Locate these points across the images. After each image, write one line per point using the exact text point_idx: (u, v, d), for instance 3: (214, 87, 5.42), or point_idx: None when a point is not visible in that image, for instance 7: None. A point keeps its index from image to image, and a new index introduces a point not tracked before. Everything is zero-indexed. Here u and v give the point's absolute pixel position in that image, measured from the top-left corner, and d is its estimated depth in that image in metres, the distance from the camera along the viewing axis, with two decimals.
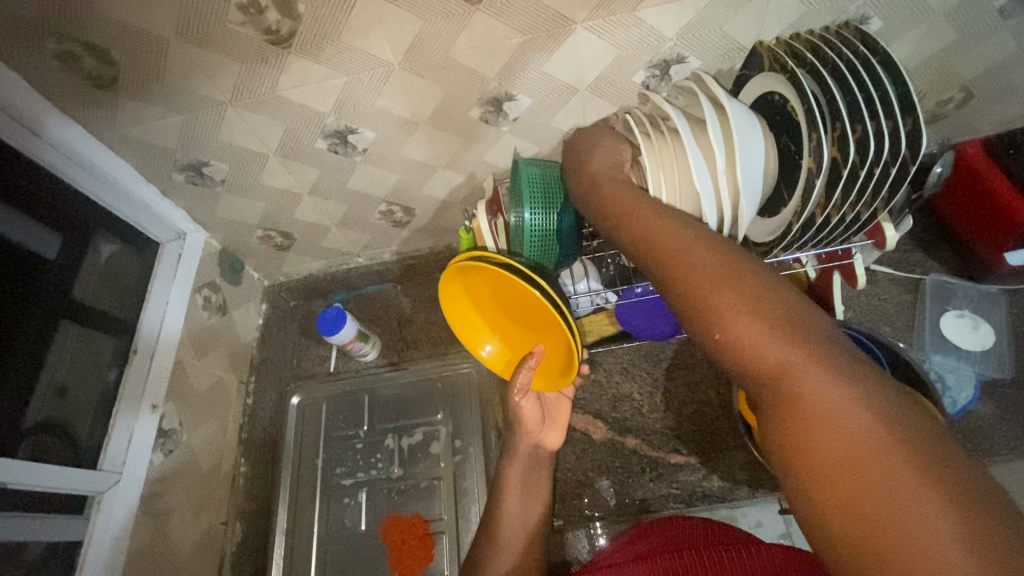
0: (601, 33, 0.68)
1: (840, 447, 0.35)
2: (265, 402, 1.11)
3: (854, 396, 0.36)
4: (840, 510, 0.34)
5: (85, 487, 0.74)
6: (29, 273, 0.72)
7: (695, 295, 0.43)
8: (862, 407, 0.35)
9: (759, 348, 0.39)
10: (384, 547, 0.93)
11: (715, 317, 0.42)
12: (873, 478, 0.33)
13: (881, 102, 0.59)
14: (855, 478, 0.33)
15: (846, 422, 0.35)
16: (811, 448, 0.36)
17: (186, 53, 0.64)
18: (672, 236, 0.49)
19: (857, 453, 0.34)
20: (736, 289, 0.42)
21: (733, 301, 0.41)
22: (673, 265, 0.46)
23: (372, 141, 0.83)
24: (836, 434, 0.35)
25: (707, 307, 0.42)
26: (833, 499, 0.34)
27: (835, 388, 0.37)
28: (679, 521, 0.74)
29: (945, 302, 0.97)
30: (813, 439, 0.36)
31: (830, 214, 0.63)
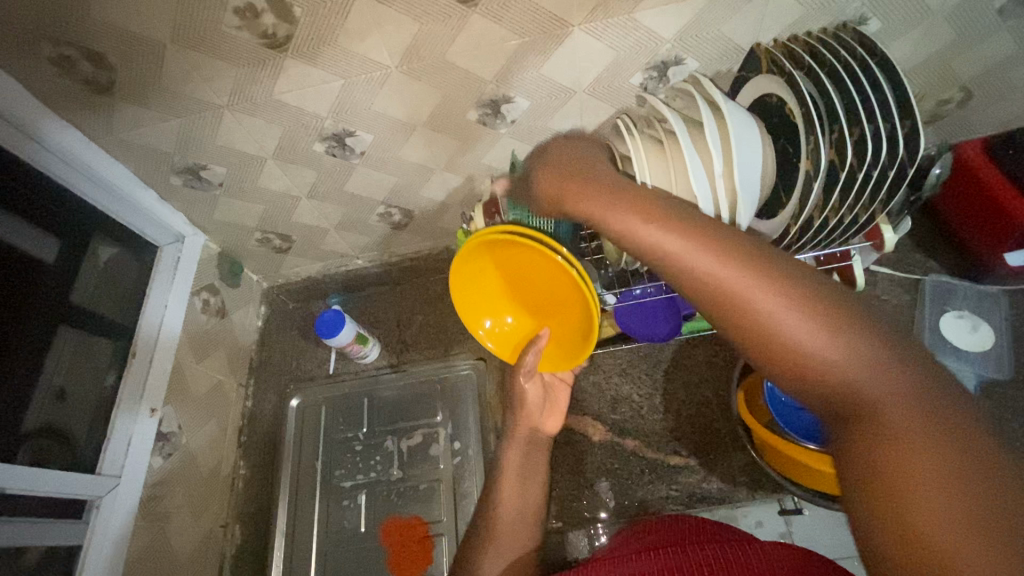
0: (598, 35, 0.68)
1: (925, 479, 0.33)
2: (264, 404, 1.11)
3: (931, 419, 0.35)
4: (917, 546, 0.32)
5: (84, 491, 0.74)
6: (26, 277, 0.73)
7: (745, 306, 0.40)
8: (941, 431, 0.34)
9: (827, 368, 0.38)
10: (384, 549, 0.93)
11: (773, 334, 0.39)
12: (958, 512, 0.31)
13: (878, 105, 0.59)
14: (939, 512, 0.32)
15: (928, 450, 0.33)
16: (889, 475, 0.34)
17: (183, 57, 0.64)
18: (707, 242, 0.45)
19: (942, 486, 0.32)
20: (797, 302, 0.39)
21: (795, 315, 0.39)
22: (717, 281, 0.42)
23: (370, 144, 0.83)
24: (914, 464, 0.33)
25: (762, 322, 0.40)
26: (914, 535, 0.32)
27: (912, 412, 0.35)
28: (680, 517, 0.75)
29: (945, 303, 0.96)
30: (891, 467, 0.34)
31: (828, 216, 0.63)
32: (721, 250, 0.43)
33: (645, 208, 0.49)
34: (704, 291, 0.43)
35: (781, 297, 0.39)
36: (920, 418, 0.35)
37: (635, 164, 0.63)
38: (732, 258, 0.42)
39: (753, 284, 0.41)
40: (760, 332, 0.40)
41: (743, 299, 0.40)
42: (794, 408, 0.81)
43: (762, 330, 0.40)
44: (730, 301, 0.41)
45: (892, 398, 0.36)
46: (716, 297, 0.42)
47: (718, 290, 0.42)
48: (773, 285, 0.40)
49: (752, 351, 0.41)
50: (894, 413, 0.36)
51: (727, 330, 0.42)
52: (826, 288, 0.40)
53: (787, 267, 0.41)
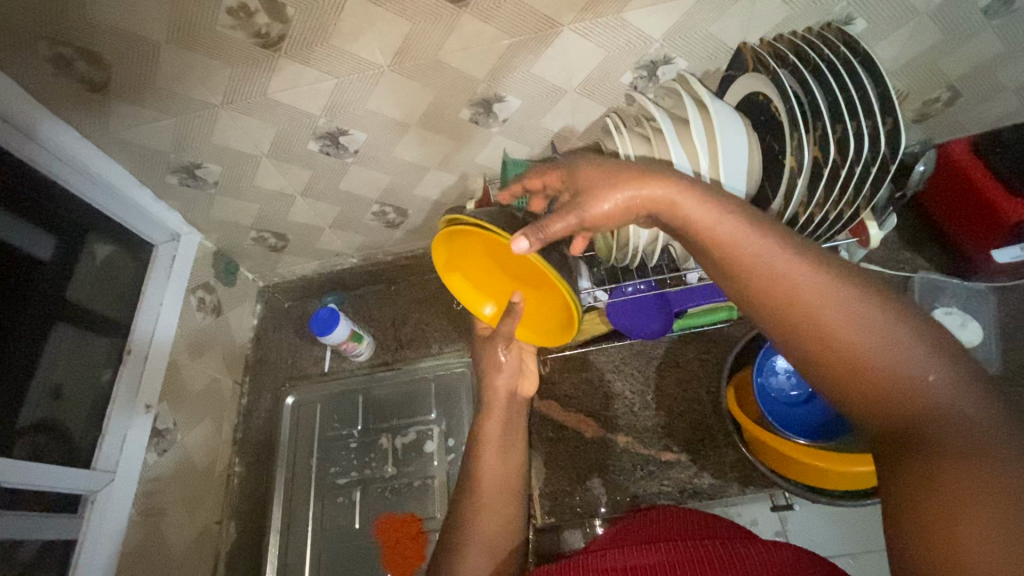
0: (587, 35, 0.69)
1: (968, 490, 0.34)
2: (260, 403, 1.11)
3: (989, 436, 0.35)
4: (953, 548, 0.34)
5: (80, 486, 0.75)
6: (22, 274, 0.73)
7: (803, 310, 0.42)
8: (996, 447, 0.35)
9: (883, 378, 0.39)
10: (378, 545, 0.93)
11: (831, 343, 0.41)
12: (998, 525, 0.32)
13: (861, 103, 0.60)
14: (977, 521, 0.33)
15: (981, 465, 0.34)
16: (932, 482, 0.36)
17: (177, 56, 0.65)
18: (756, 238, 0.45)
19: (985, 497, 0.33)
20: (859, 314, 0.40)
21: (857, 326, 0.40)
22: (771, 287, 0.44)
23: (363, 142, 0.84)
24: (960, 475, 0.35)
25: (819, 331, 0.41)
26: (948, 540, 0.34)
27: (968, 425, 0.36)
28: (676, 510, 0.76)
29: (933, 301, 0.95)
30: (935, 476, 0.36)
31: (814, 212, 0.64)
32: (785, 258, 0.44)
33: (703, 205, 0.47)
34: (763, 297, 0.44)
35: (845, 309, 0.41)
36: (975, 433, 0.36)
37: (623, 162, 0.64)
38: (797, 266, 0.43)
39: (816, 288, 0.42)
40: (818, 341, 0.41)
41: (803, 307, 0.42)
42: (791, 406, 0.85)
43: (821, 340, 0.41)
44: (790, 310, 0.43)
45: (948, 412, 0.37)
46: (774, 305, 0.44)
47: (778, 297, 0.43)
48: (837, 296, 0.41)
49: (808, 358, 0.43)
50: (945, 426, 0.37)
51: (785, 337, 0.44)
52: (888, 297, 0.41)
53: (855, 278, 0.42)
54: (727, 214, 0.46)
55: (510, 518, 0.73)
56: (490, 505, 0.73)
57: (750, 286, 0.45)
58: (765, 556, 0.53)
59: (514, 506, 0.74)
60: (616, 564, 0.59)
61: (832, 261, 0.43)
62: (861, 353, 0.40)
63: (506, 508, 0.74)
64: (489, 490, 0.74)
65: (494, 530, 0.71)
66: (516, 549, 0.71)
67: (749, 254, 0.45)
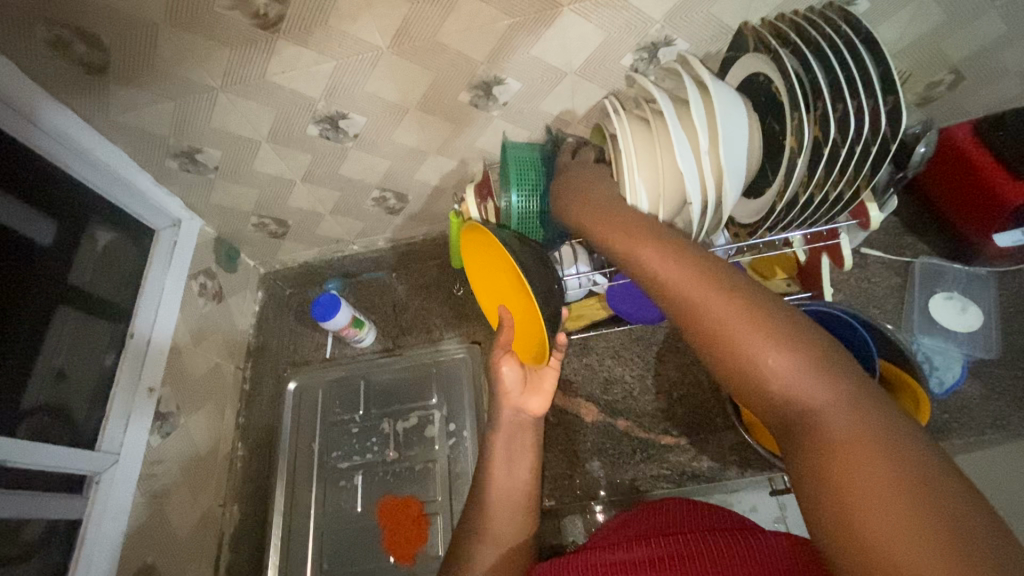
0: (588, 16, 0.68)
1: (872, 486, 0.34)
2: (262, 387, 1.12)
3: (879, 430, 0.36)
4: (854, 528, 0.34)
5: (84, 466, 0.76)
6: (25, 258, 0.73)
7: (702, 313, 0.44)
8: (889, 441, 0.35)
9: (788, 388, 0.40)
10: (380, 528, 0.94)
11: (739, 354, 0.42)
12: (896, 511, 0.33)
13: (862, 81, 0.59)
14: (880, 514, 0.33)
15: (860, 449, 0.35)
16: (830, 468, 0.36)
17: (176, 38, 0.64)
18: (666, 258, 0.50)
19: (886, 491, 0.33)
20: (761, 324, 0.42)
21: (764, 337, 0.41)
22: (680, 295, 0.47)
23: (363, 126, 0.83)
24: (855, 470, 0.35)
25: (732, 347, 0.42)
26: (857, 541, 0.34)
27: (857, 420, 0.37)
28: (677, 502, 0.75)
29: (934, 285, 0.97)
30: (835, 474, 0.36)
31: (815, 192, 0.65)
32: (702, 282, 0.46)
33: (646, 244, 0.53)
34: (688, 320, 0.46)
35: (750, 320, 0.42)
36: (867, 429, 0.36)
37: (623, 143, 0.64)
38: (707, 284, 0.46)
39: (714, 295, 0.44)
40: (732, 357, 0.42)
41: (716, 324, 0.43)
42: None
43: (726, 345, 0.42)
44: (706, 327, 0.44)
45: (841, 409, 0.38)
46: (684, 314, 0.46)
47: (697, 317, 0.45)
48: (742, 311, 0.43)
49: (724, 372, 0.43)
50: (840, 423, 0.37)
51: (702, 350, 0.45)
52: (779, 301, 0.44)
53: (757, 294, 0.44)
54: (664, 249, 0.51)
55: (515, 501, 0.73)
56: (497, 491, 0.73)
57: (680, 309, 0.46)
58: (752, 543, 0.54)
59: (521, 491, 0.74)
60: (626, 560, 0.57)
61: (740, 281, 0.45)
62: (771, 364, 0.41)
63: (510, 494, 0.73)
64: (498, 477, 0.74)
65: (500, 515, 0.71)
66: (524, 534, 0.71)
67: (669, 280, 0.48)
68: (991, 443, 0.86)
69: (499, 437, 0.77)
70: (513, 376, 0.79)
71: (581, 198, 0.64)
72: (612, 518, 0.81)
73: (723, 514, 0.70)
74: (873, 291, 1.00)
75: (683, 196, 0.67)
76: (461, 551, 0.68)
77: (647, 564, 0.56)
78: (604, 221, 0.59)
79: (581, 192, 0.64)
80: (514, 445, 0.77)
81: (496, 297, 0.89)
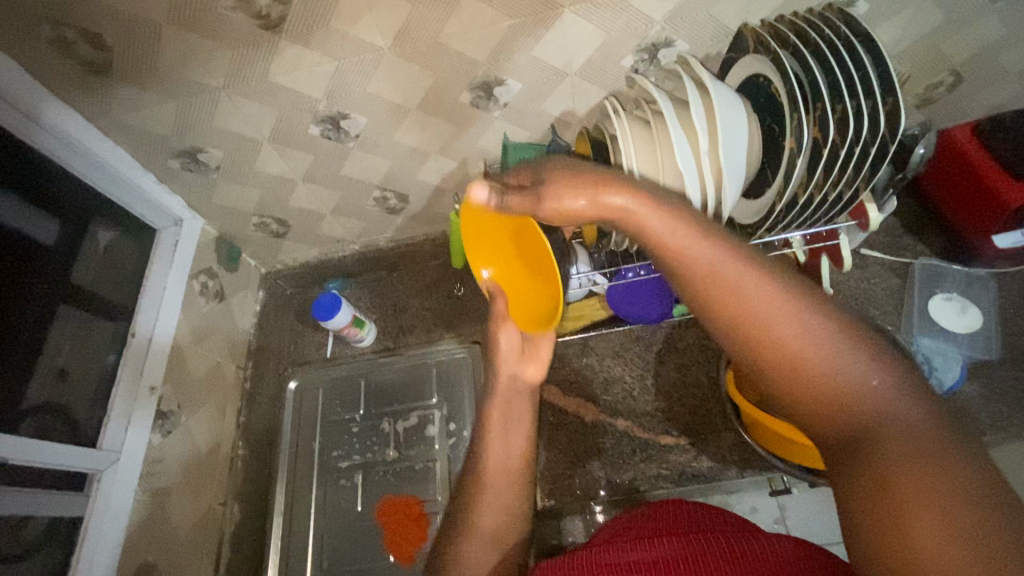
0: (589, 17, 0.69)
1: (928, 500, 0.33)
2: (263, 386, 1.13)
3: (934, 443, 0.35)
4: (904, 538, 0.33)
5: (87, 464, 0.76)
6: (27, 257, 0.74)
7: (745, 312, 0.43)
8: (945, 453, 0.35)
9: (841, 392, 0.39)
10: (380, 527, 0.94)
11: (787, 357, 0.41)
12: (951, 526, 0.32)
13: (862, 82, 0.59)
14: (935, 527, 0.32)
15: (914, 461, 0.35)
16: (881, 477, 0.36)
17: (178, 38, 0.65)
18: (701, 243, 0.46)
19: (943, 505, 0.33)
20: (813, 328, 0.41)
21: (816, 340, 0.40)
22: (717, 288, 0.44)
23: (364, 127, 0.84)
24: (909, 482, 0.34)
25: (785, 348, 0.41)
26: (908, 551, 0.33)
27: (911, 432, 0.36)
28: (678, 503, 0.75)
29: (933, 286, 0.97)
30: (887, 484, 0.35)
31: (814, 193, 0.65)
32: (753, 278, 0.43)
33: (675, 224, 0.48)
34: (734, 317, 0.43)
35: (800, 324, 0.41)
36: (921, 441, 0.36)
37: (623, 145, 0.64)
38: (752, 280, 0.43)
39: (761, 292, 0.42)
40: (782, 357, 0.41)
41: (767, 324, 0.42)
42: None
43: (773, 349, 0.41)
44: (750, 328, 0.42)
45: (894, 420, 0.37)
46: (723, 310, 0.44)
47: (740, 316, 0.43)
48: (792, 313, 0.41)
49: (769, 376, 0.42)
50: (891, 433, 0.37)
51: (743, 352, 0.43)
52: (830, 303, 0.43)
53: (808, 296, 0.42)
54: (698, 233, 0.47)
55: (510, 472, 0.69)
56: (489, 469, 0.69)
57: (724, 304, 0.44)
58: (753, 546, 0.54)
59: (519, 461, 0.70)
60: (626, 560, 0.58)
61: (792, 279, 0.44)
62: (823, 367, 0.40)
63: (507, 464, 0.70)
64: (492, 453, 0.70)
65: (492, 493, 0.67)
66: (517, 513, 0.68)
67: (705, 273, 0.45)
68: (990, 444, 0.86)
69: (495, 408, 0.74)
70: (511, 345, 0.78)
71: (577, 179, 0.54)
72: (612, 519, 0.81)
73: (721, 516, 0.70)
74: (873, 292, 1.00)
75: None
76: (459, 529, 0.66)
77: (646, 566, 0.56)
78: (617, 203, 0.51)
79: (577, 173, 0.55)
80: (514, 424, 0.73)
81: (496, 257, 0.84)
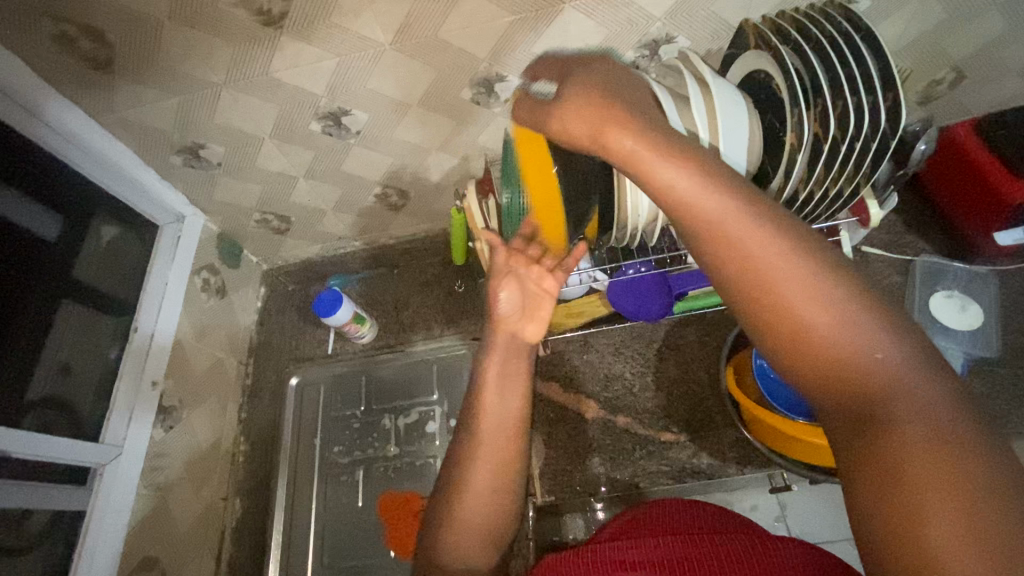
0: (590, 13, 0.69)
1: (949, 499, 0.28)
2: (264, 382, 1.13)
3: (962, 435, 0.29)
4: (918, 540, 0.28)
5: (89, 459, 0.77)
6: (30, 253, 0.74)
7: (749, 267, 0.35)
8: (975, 442, 0.29)
9: (854, 365, 0.32)
10: (381, 523, 0.95)
11: (795, 322, 0.34)
12: (974, 531, 0.27)
13: (862, 78, 0.59)
14: (957, 532, 0.27)
15: (937, 452, 0.29)
16: (898, 469, 0.29)
17: (180, 34, 0.65)
18: (703, 183, 0.38)
19: (969, 506, 0.27)
20: (829, 291, 0.34)
21: (828, 301, 0.33)
22: (718, 235, 0.37)
23: (365, 123, 0.84)
24: (931, 478, 0.28)
25: (792, 312, 0.34)
26: (922, 554, 0.28)
27: (938, 419, 0.30)
28: (676, 504, 0.75)
29: (934, 284, 0.97)
30: (904, 476, 0.29)
31: (814, 189, 0.64)
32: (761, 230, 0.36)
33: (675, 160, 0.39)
34: (735, 273, 0.36)
35: (815, 285, 0.34)
36: (949, 430, 0.29)
37: None
38: (759, 232, 0.36)
39: (769, 244, 0.35)
40: (785, 323, 0.34)
41: (772, 283, 0.35)
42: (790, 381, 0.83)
43: (778, 310, 0.34)
44: (753, 285, 0.35)
45: (917, 403, 0.31)
46: (724, 261, 0.37)
47: (743, 271, 0.36)
48: (803, 273, 0.34)
49: (772, 342, 0.35)
50: (916, 419, 0.30)
51: (744, 310, 0.36)
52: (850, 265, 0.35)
53: (824, 253, 0.35)
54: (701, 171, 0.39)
55: (507, 433, 0.61)
56: (483, 437, 0.60)
57: (726, 259, 0.37)
58: (747, 545, 0.55)
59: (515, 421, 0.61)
60: (626, 558, 0.58)
61: (806, 231, 0.36)
62: (835, 336, 0.33)
63: (502, 424, 0.61)
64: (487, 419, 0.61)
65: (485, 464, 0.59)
66: (513, 486, 0.59)
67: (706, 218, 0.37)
68: None
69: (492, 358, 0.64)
70: (511, 301, 0.66)
71: (593, 105, 0.44)
72: (612, 520, 0.81)
73: (720, 517, 0.70)
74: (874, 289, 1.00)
75: None
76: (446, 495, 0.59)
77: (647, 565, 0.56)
78: (624, 135, 0.41)
79: (596, 94, 0.45)
80: (511, 385, 0.63)
81: None
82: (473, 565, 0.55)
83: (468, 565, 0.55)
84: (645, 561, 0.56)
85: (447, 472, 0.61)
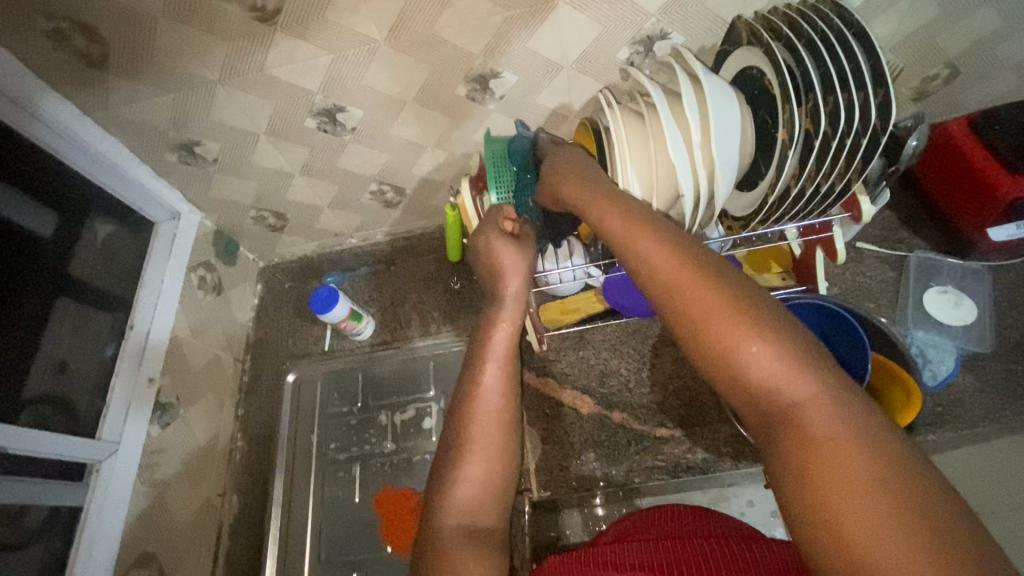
0: (583, 9, 0.69)
1: (853, 486, 0.34)
2: (261, 380, 1.13)
3: (860, 431, 0.36)
4: (832, 522, 0.34)
5: (86, 455, 0.77)
6: (26, 250, 0.74)
7: (685, 300, 0.44)
8: (879, 447, 0.35)
9: (769, 382, 0.39)
10: (378, 518, 0.95)
11: (724, 344, 0.41)
12: (875, 511, 0.32)
13: (853, 74, 0.59)
14: (860, 514, 0.33)
15: (841, 447, 0.35)
16: (811, 466, 0.36)
17: (175, 31, 0.65)
18: (648, 237, 0.49)
19: (867, 490, 0.33)
20: (750, 317, 0.41)
21: (745, 326, 0.41)
22: (662, 278, 0.46)
23: (361, 120, 0.84)
24: (838, 470, 0.34)
25: (729, 343, 0.41)
26: (836, 535, 0.33)
27: (841, 419, 0.37)
28: (676, 509, 0.75)
29: (928, 280, 0.98)
30: (819, 469, 0.35)
31: (806, 184, 0.65)
32: (688, 272, 0.45)
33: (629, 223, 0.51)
34: (682, 314, 0.44)
35: (740, 314, 0.41)
36: (849, 429, 0.36)
37: (617, 140, 0.64)
38: (693, 274, 0.44)
39: (699, 282, 0.44)
40: (712, 344, 0.42)
41: (710, 318, 0.42)
42: None
43: (712, 336, 0.42)
44: (691, 315, 0.43)
45: (824, 409, 0.37)
46: (669, 300, 0.45)
47: (683, 306, 0.44)
48: (730, 305, 0.42)
49: (709, 364, 0.42)
50: (824, 420, 0.37)
51: (687, 338, 0.43)
52: (771, 298, 0.43)
53: (747, 288, 0.43)
54: (650, 228, 0.50)
55: (508, 403, 0.63)
56: (484, 392, 0.63)
57: (662, 294, 0.45)
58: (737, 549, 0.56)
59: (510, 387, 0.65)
60: (615, 561, 0.58)
61: (731, 272, 0.44)
62: (749, 356, 0.40)
63: (501, 388, 0.64)
64: (481, 401, 0.62)
65: (484, 421, 0.62)
66: (510, 457, 0.62)
67: (654, 266, 0.47)
68: (983, 437, 0.86)
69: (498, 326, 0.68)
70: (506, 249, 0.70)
71: (573, 175, 0.62)
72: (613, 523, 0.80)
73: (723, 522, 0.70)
74: (868, 285, 1.00)
75: (676, 188, 0.66)
76: (447, 454, 0.61)
77: (636, 568, 0.56)
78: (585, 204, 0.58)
79: (573, 173, 0.62)
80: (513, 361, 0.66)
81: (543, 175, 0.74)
82: (479, 521, 0.57)
83: (473, 519, 0.57)
84: (632, 564, 0.57)
85: (441, 450, 0.62)
